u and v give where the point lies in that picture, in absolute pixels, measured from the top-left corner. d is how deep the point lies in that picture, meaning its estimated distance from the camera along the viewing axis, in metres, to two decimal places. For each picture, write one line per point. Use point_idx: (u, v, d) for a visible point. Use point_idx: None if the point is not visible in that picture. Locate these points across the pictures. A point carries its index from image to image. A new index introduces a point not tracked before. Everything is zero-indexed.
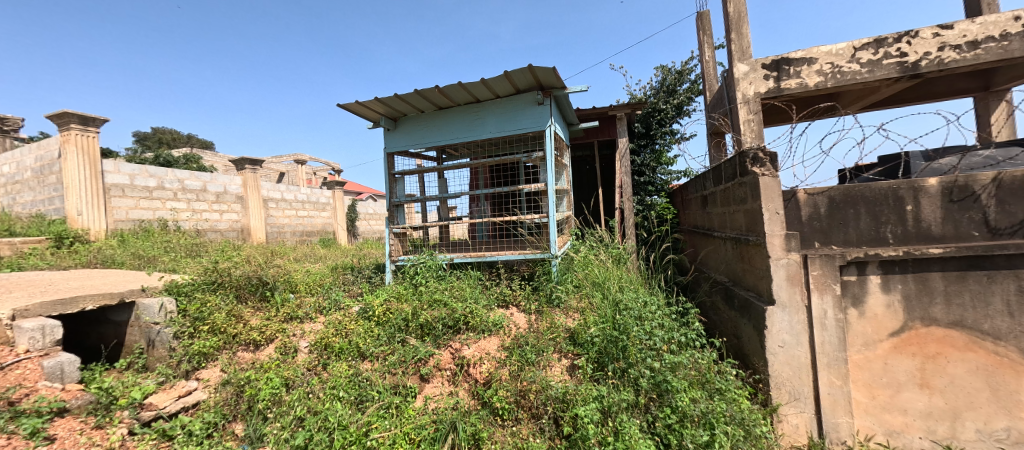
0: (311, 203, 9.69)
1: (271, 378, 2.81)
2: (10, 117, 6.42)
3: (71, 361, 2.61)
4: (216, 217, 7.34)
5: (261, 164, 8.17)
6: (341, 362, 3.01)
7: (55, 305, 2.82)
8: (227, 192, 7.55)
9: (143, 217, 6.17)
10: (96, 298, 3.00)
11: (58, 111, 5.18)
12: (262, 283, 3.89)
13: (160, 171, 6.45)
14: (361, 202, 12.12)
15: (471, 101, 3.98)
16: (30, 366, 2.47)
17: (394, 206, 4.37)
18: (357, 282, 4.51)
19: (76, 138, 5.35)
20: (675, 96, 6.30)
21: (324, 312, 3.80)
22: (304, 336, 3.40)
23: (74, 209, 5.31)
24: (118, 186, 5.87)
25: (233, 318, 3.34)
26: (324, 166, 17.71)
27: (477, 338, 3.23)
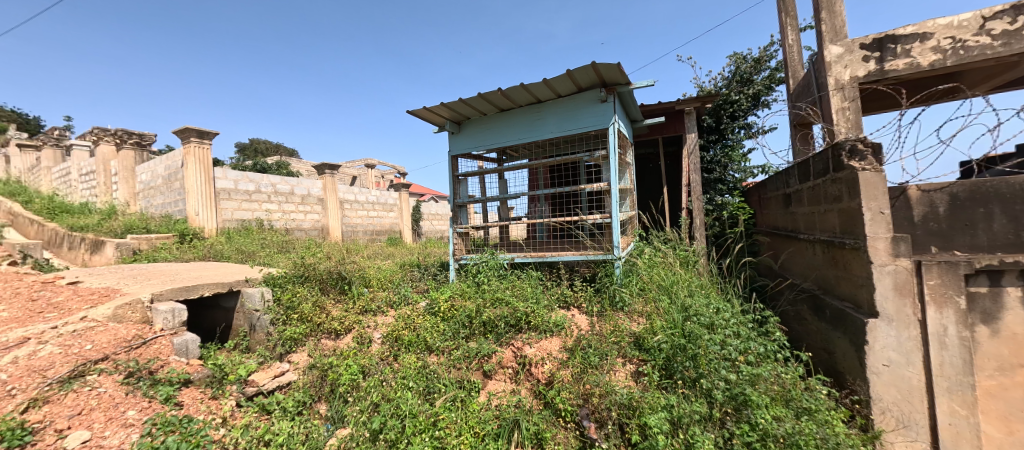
0: (381, 204, 10.40)
1: (350, 365, 3.06)
2: (146, 133, 7.69)
3: (193, 340, 3.04)
4: (301, 216, 8.16)
5: (338, 169, 8.92)
6: (410, 354, 3.18)
7: (182, 291, 3.33)
8: (310, 194, 8.36)
9: (244, 217, 7.05)
10: (212, 286, 3.49)
11: (182, 127, 6.13)
12: (341, 277, 4.25)
13: (257, 177, 7.32)
14: (425, 203, 12.74)
15: (532, 102, 3.99)
16: (164, 342, 2.94)
17: (458, 207, 4.52)
18: (424, 279, 4.74)
19: (194, 149, 6.28)
20: (750, 86, 5.80)
21: (395, 306, 4.05)
22: (377, 328, 3.66)
23: (193, 210, 6.23)
24: (225, 190, 6.78)
25: (318, 308, 3.69)
26: (390, 170, 18.90)
27: (539, 337, 3.23)
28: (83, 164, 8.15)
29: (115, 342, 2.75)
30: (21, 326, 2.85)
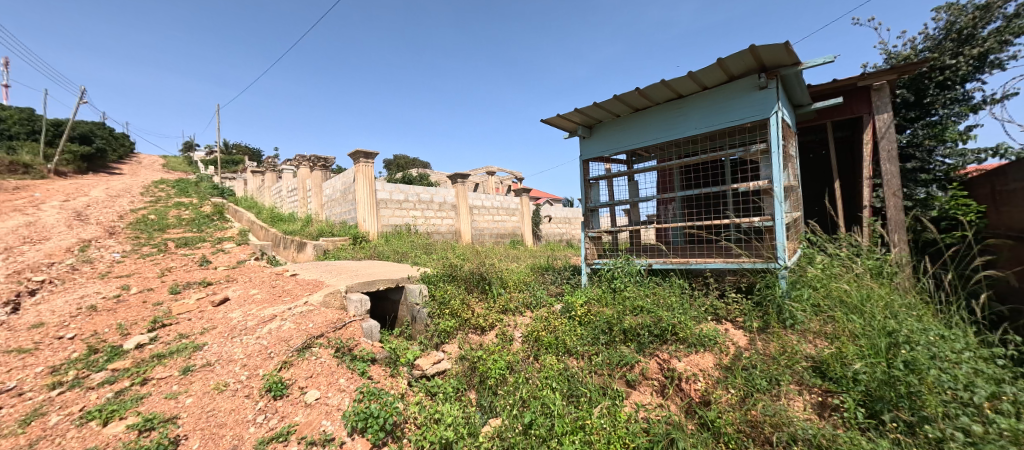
0: (504, 209, 11.07)
1: (497, 361, 3.30)
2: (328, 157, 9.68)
3: (376, 325, 3.65)
4: (439, 221, 9.22)
5: (468, 178, 9.81)
6: (550, 355, 3.29)
7: (366, 284, 4.07)
8: (446, 202, 9.38)
9: (397, 223, 8.30)
10: (385, 281, 4.19)
11: (355, 150, 7.54)
12: (482, 278, 4.65)
13: (406, 188, 8.53)
14: (544, 208, 13.03)
15: (672, 98, 3.78)
16: (356, 326, 3.62)
17: (590, 211, 4.56)
18: (556, 282, 4.87)
19: (363, 167, 7.64)
20: (972, 44, 4.43)
21: (531, 308, 4.28)
22: (517, 327, 3.91)
23: (362, 218, 7.59)
24: (384, 200, 8.07)
25: (465, 305, 4.10)
26: (509, 176, 19.99)
27: (688, 351, 3.01)
28: (289, 184, 10.69)
29: (328, 323, 3.51)
30: (270, 306, 3.87)
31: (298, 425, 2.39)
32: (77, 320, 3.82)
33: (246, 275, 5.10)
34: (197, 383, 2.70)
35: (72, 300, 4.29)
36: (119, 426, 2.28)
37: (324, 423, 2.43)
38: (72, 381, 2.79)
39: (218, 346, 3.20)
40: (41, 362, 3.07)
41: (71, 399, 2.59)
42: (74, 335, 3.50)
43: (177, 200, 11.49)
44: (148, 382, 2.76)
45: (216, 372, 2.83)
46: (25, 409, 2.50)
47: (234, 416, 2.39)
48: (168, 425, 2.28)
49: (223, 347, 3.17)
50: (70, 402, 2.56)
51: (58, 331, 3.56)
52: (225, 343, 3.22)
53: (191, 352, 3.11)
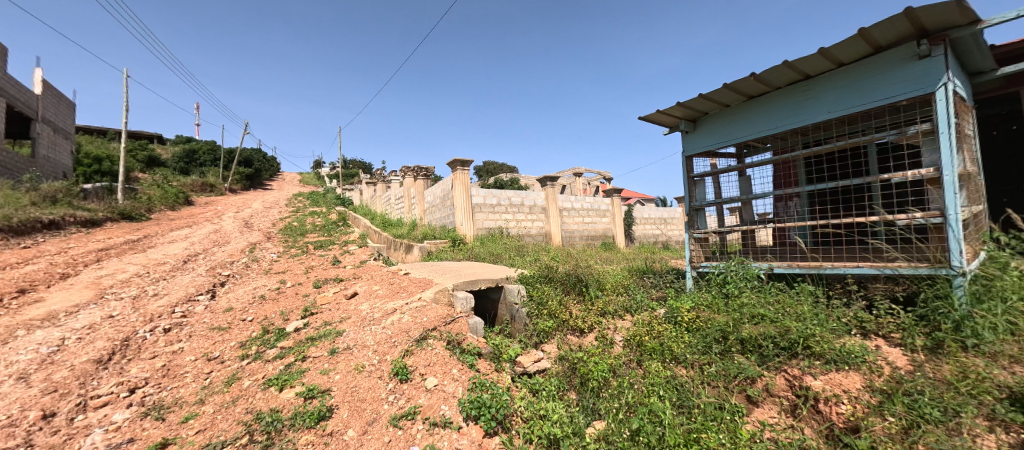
0: (594, 211, 10.91)
1: (598, 363, 3.26)
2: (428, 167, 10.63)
3: (480, 322, 3.90)
4: (530, 224, 9.47)
5: (557, 180, 9.91)
6: (655, 361, 3.19)
7: (469, 283, 4.38)
8: (536, 205, 9.60)
9: (491, 226, 8.76)
10: (487, 281, 4.48)
11: (453, 159, 8.15)
12: (579, 280, 4.68)
13: (498, 192, 8.95)
14: (636, 208, 12.46)
15: (794, 82, 3.50)
16: (463, 321, 3.91)
17: (694, 210, 4.45)
18: (658, 286, 4.73)
19: (460, 174, 8.22)
20: None
21: (631, 311, 4.25)
22: (617, 331, 3.88)
23: (460, 221, 8.18)
24: (479, 205, 8.59)
25: (562, 307, 4.17)
26: (596, 177, 19.59)
27: (826, 369, 2.62)
28: (396, 193, 11.99)
29: (439, 318, 3.86)
30: (392, 300, 4.42)
31: (422, 407, 2.67)
32: (253, 306, 4.83)
33: (369, 273, 5.89)
34: (342, 363, 3.21)
35: (248, 291, 5.44)
36: (290, 392, 2.83)
37: (443, 407, 2.68)
38: (255, 354, 3.54)
39: (354, 332, 3.76)
40: (233, 338, 3.96)
41: (255, 368, 3.29)
42: (252, 318, 4.44)
43: (312, 210, 13.75)
44: (306, 359, 3.37)
45: (355, 355, 3.32)
46: (227, 374, 3.25)
47: (371, 393, 2.79)
48: (324, 395, 2.75)
49: (357, 334, 3.70)
50: (256, 371, 3.25)
51: (242, 315, 4.55)
52: (359, 331, 3.76)
53: (334, 337, 3.70)
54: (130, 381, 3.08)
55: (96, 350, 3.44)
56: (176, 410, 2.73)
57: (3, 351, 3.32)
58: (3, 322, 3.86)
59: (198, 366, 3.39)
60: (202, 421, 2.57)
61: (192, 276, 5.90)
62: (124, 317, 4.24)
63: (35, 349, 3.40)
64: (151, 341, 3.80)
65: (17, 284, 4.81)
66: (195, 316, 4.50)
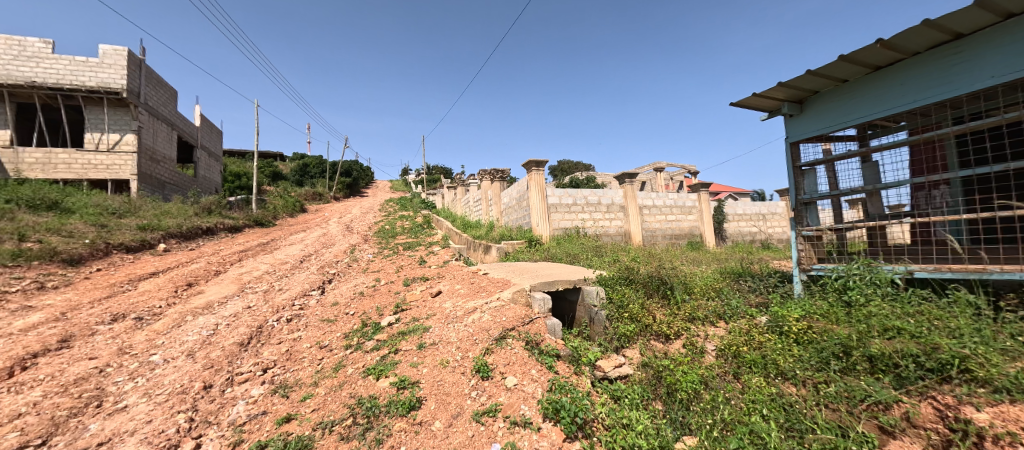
0: (678, 207, 10.17)
1: (687, 373, 3.00)
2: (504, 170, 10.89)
3: (558, 323, 3.86)
4: (608, 223, 9.16)
5: (636, 177, 9.44)
6: (756, 376, 2.85)
7: (546, 284, 4.39)
8: (613, 203, 9.26)
9: (567, 226, 8.67)
10: (564, 282, 4.44)
11: (528, 161, 8.22)
12: (663, 283, 4.40)
13: (574, 192, 8.80)
14: (728, 203, 11.29)
15: (933, 48, 3.11)
16: (541, 322, 3.92)
17: (802, 205, 3.98)
18: (757, 291, 4.25)
19: (535, 175, 8.27)
20: None
21: (726, 318, 3.88)
22: (709, 339, 3.54)
23: (536, 222, 8.24)
24: (554, 205, 8.56)
25: (645, 310, 3.95)
26: (679, 171, 18.21)
27: (996, 400, 2.07)
28: (474, 195, 12.50)
29: (517, 318, 3.93)
30: (472, 299, 4.62)
31: (503, 405, 2.73)
32: (354, 301, 5.42)
33: (452, 273, 6.24)
34: (429, 357, 3.43)
35: (350, 287, 6.13)
36: (385, 381, 3.10)
37: (523, 407, 2.70)
38: (356, 345, 3.97)
39: (439, 329, 4.01)
40: (339, 329, 4.49)
41: (357, 357, 3.68)
42: (354, 312, 4.99)
43: (401, 214, 15.04)
44: (398, 351, 3.67)
45: (440, 350, 3.52)
46: (335, 361, 3.69)
47: (455, 388, 2.93)
48: (414, 387, 2.96)
49: (442, 331, 3.93)
50: (357, 360, 3.63)
51: (346, 309, 5.14)
52: (444, 328, 3.99)
53: (422, 332, 3.98)
54: (262, 362, 3.67)
55: (240, 335, 4.18)
56: (296, 390, 3.18)
57: (178, 332, 4.20)
58: (178, 309, 4.88)
59: (313, 353, 3.91)
60: (316, 401, 2.95)
61: (307, 274, 6.84)
62: (258, 308, 5.08)
63: (198, 331, 4.24)
64: (277, 329, 4.48)
65: (186, 279, 6.06)
66: (309, 308, 5.21)
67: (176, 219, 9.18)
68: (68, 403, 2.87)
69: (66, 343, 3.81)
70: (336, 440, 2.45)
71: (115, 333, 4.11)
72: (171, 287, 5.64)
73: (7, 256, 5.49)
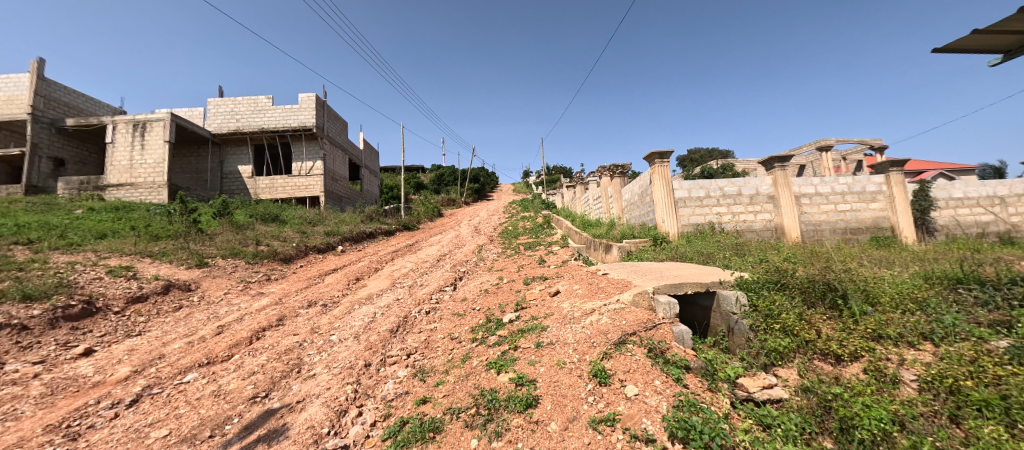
0: (856, 194, 8.04)
1: (871, 407, 2.33)
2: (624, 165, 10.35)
3: (687, 331, 3.45)
4: (752, 217, 7.84)
5: (790, 160, 7.82)
6: (991, 425, 2.06)
7: (672, 287, 3.97)
8: (759, 193, 7.88)
9: (699, 222, 7.74)
10: (693, 285, 3.96)
11: (650, 153, 7.62)
12: (831, 289, 3.54)
13: (707, 183, 7.80)
14: (939, 185, 8.41)
15: None
16: (666, 329, 3.56)
17: None
18: (994, 304, 3.05)
19: (658, 168, 7.63)
20: None
21: (936, 339, 2.89)
22: (906, 366, 2.69)
23: (660, 218, 7.60)
24: (682, 199, 7.74)
25: (805, 322, 3.23)
26: (857, 147, 14.39)
27: None
28: (594, 193, 12.21)
29: (638, 322, 3.66)
30: (590, 300, 4.50)
31: (622, 415, 2.57)
32: (480, 298, 5.88)
33: (570, 272, 6.21)
34: (546, 356, 3.46)
35: (477, 285, 6.67)
36: (505, 376, 3.26)
37: (645, 421, 2.49)
38: (481, 339, 4.28)
39: (556, 329, 4.02)
40: (467, 323, 4.91)
41: (481, 351, 3.96)
42: (480, 308, 5.40)
43: (522, 215, 15.71)
44: (518, 348, 3.81)
45: (556, 350, 3.53)
46: (462, 352, 4.05)
47: (571, 390, 2.89)
48: (531, 385, 3.03)
49: (559, 331, 3.94)
50: (481, 353, 3.90)
51: (473, 304, 5.60)
52: (561, 328, 3.99)
53: (540, 331, 4.06)
54: (407, 348, 4.27)
55: (391, 323, 4.95)
56: (430, 376, 3.60)
57: (349, 318, 5.22)
58: (349, 299, 6.08)
59: (445, 343, 4.36)
60: (447, 388, 3.28)
61: (442, 271, 7.72)
62: (405, 300, 5.95)
63: (362, 318, 5.20)
64: (418, 319, 5.16)
65: (355, 274, 7.50)
66: (444, 303, 5.85)
67: (349, 226, 11.49)
68: (281, 367, 3.85)
69: (281, 321, 5.12)
70: (461, 426, 2.68)
71: (310, 316, 5.35)
72: (345, 281, 7.07)
73: (251, 256, 7.70)
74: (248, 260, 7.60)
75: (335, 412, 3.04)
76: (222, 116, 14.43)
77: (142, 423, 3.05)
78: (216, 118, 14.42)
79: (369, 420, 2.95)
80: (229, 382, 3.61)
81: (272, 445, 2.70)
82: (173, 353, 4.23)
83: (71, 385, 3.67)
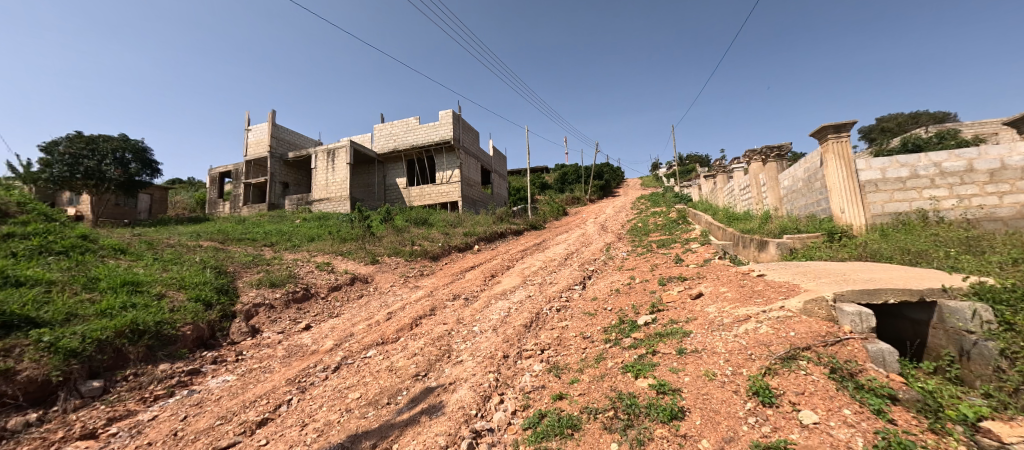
0: None
1: None
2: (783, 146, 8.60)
3: (891, 351, 2.67)
4: (995, 202, 5.66)
5: None
6: None
7: (863, 294, 3.15)
8: (1007, 167, 5.61)
9: (900, 210, 5.98)
10: (897, 292, 3.07)
11: (819, 127, 6.20)
12: None
13: (912, 159, 5.95)
14: None
15: None
16: (857, 346, 2.82)
17: None
18: None
19: (833, 146, 6.16)
20: None
21: None
22: None
23: (839, 208, 6.12)
24: (872, 182, 6.06)
25: None
26: None
27: None
28: (740, 182, 10.59)
29: (813, 334, 3.01)
30: (744, 306, 3.90)
31: (796, 444, 2.14)
32: (611, 298, 5.70)
33: (715, 273, 5.50)
34: (691, 365, 3.14)
35: (607, 284, 6.48)
36: (644, 382, 3.08)
37: None
38: (614, 340, 4.14)
39: (702, 336, 3.61)
40: (599, 323, 4.82)
41: (616, 352, 3.83)
42: (612, 308, 5.23)
43: (652, 210, 14.68)
44: (657, 353, 3.55)
45: (704, 360, 3.16)
46: (596, 352, 3.99)
47: (725, 407, 2.54)
48: (675, 395, 2.79)
49: (705, 338, 3.53)
50: (616, 355, 3.77)
51: (604, 304, 5.46)
52: (707, 335, 3.57)
53: (681, 336, 3.70)
54: (540, 343, 4.43)
55: (524, 318, 5.21)
56: (565, 372, 3.65)
57: (487, 311, 5.70)
58: (486, 294, 6.63)
59: (578, 342, 4.36)
60: (582, 387, 3.28)
61: (570, 270, 7.77)
62: (536, 297, 6.19)
63: (499, 312, 5.60)
64: (550, 317, 5.30)
65: (491, 271, 8.14)
66: (574, 301, 5.88)
67: (483, 227, 12.56)
68: (435, 352, 4.44)
69: (434, 311, 5.91)
70: (600, 428, 2.64)
71: (455, 308, 6.03)
72: (482, 277, 7.75)
73: (408, 255, 9.12)
74: (406, 258, 9.03)
75: (481, 396, 3.35)
76: (383, 138, 17.52)
77: (343, 385, 3.92)
78: (380, 141, 17.60)
79: (510, 409, 3.16)
80: (398, 360, 4.34)
81: (432, 418, 3.13)
82: (359, 333, 5.30)
83: (299, 351, 4.97)
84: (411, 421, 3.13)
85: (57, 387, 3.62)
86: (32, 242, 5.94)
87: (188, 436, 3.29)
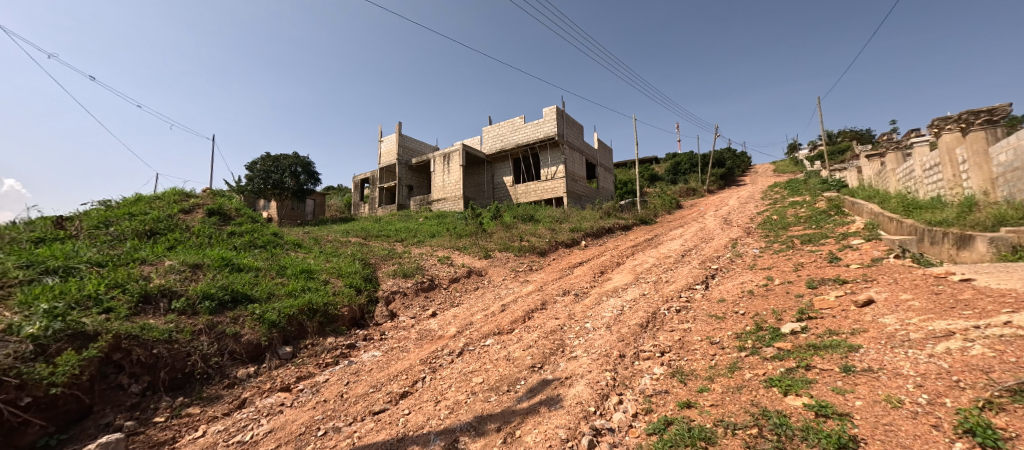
0: None
1: None
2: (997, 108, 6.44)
3: None
4: None
5: None
6: None
7: None
8: None
9: None
10: None
11: None
12: None
13: None
14: None
15: None
16: None
17: None
18: None
19: None
20: None
21: None
22: None
23: None
24: None
25: None
26: None
27: None
28: (923, 160, 8.32)
29: None
30: (941, 318, 3.07)
31: None
32: (743, 300, 5.04)
33: (889, 276, 4.43)
34: (864, 387, 2.58)
35: (736, 285, 5.77)
36: (797, 400, 2.65)
37: None
38: (752, 348, 3.65)
39: (876, 352, 2.94)
40: (729, 327, 4.31)
41: (755, 362, 3.37)
42: (744, 312, 4.62)
43: (790, 200, 12.53)
44: (811, 368, 3.01)
45: (883, 382, 2.57)
46: (729, 360, 3.58)
47: (920, 444, 2.02)
48: (844, 420, 2.32)
49: (883, 355, 2.87)
50: (755, 366, 3.32)
51: (734, 307, 4.85)
52: (886, 352, 2.89)
53: (847, 351, 3.07)
54: (660, 345, 4.16)
55: (640, 318, 4.96)
56: (692, 379, 3.36)
57: (599, 308, 5.59)
58: (597, 291, 6.50)
59: (705, 347, 3.97)
60: (714, 397, 2.97)
61: (689, 268, 7.12)
62: (651, 296, 5.84)
63: (612, 310, 5.43)
64: (669, 317, 4.94)
65: (600, 268, 7.95)
66: (696, 302, 5.37)
67: (588, 222, 12.36)
68: (549, 346, 4.52)
69: (545, 306, 6.03)
70: (741, 446, 2.36)
71: (566, 303, 6.05)
72: (591, 273, 7.63)
73: (517, 250, 9.49)
74: (516, 253, 9.41)
75: (598, 394, 3.30)
76: (491, 140, 18.54)
77: (467, 370, 4.27)
78: (488, 142, 18.65)
79: (630, 410, 3.04)
80: (515, 350, 4.55)
81: (551, 410, 3.20)
82: (478, 322, 5.72)
83: (428, 335, 5.59)
84: (531, 410, 3.25)
85: (265, 349, 4.77)
86: (245, 238, 7.90)
87: (351, 398, 3.99)
